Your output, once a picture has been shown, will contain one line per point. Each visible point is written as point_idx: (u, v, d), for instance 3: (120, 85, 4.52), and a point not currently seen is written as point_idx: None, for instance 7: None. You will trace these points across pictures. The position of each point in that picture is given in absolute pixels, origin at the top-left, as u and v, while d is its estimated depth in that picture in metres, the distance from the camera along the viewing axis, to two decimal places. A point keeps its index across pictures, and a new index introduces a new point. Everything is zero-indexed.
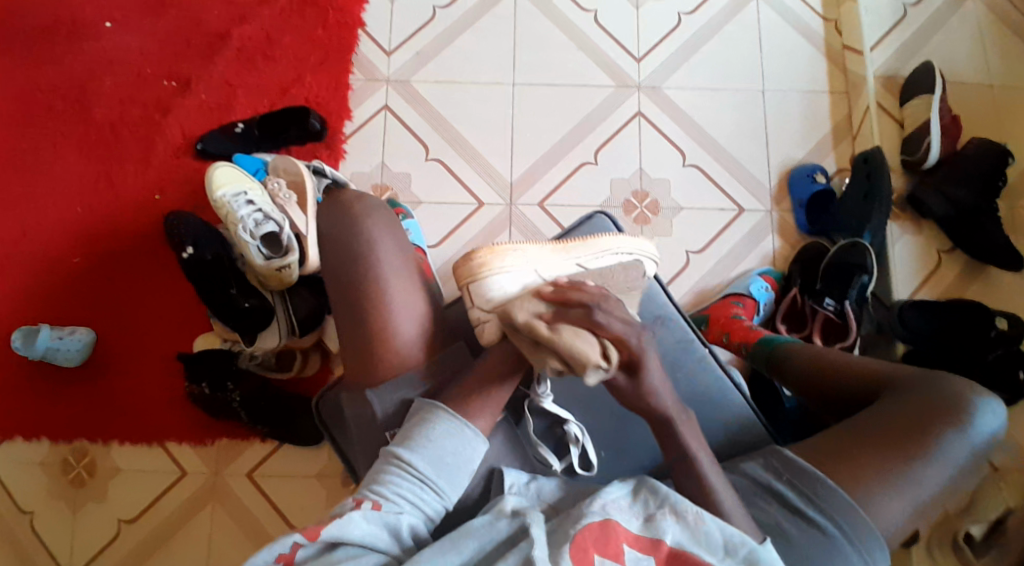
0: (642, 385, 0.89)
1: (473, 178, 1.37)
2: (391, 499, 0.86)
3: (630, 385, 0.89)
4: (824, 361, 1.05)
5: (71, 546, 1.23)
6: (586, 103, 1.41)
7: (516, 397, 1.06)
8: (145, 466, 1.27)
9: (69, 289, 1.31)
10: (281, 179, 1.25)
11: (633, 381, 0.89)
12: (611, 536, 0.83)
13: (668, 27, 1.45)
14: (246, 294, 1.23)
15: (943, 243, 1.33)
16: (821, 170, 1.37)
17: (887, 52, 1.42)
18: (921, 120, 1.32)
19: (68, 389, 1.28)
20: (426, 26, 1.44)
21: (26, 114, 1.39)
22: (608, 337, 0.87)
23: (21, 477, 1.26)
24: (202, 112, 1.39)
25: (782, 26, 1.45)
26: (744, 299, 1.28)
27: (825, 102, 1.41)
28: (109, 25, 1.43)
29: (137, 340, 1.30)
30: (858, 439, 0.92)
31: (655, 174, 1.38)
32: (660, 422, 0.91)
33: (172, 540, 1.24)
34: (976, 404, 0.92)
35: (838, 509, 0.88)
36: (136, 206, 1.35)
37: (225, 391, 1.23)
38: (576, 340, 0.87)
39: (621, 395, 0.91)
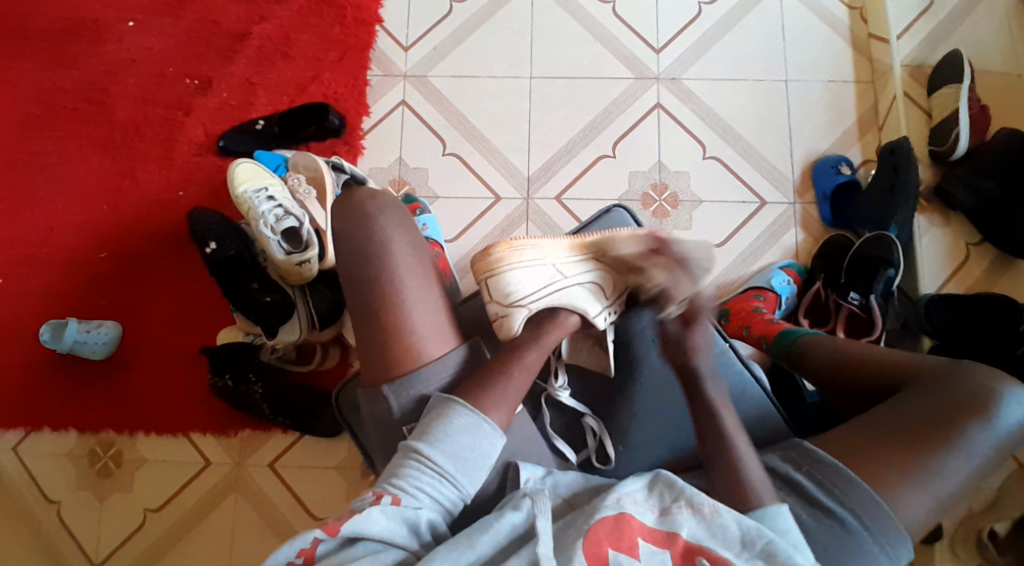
0: (691, 338, 1.00)
1: (489, 172, 1.37)
2: (411, 494, 0.87)
3: (680, 333, 1.01)
4: (845, 352, 1.04)
5: (97, 534, 1.27)
6: (602, 97, 1.40)
7: (535, 392, 1.08)
8: (170, 457, 1.30)
9: (97, 285, 1.35)
10: (302, 175, 1.29)
11: (685, 330, 1.01)
12: (624, 530, 0.83)
13: (686, 18, 1.43)
14: (267, 289, 1.25)
15: (972, 236, 1.30)
16: (845, 162, 1.34)
17: (912, 41, 1.38)
18: (949, 110, 1.28)
19: (96, 382, 1.31)
20: (442, 21, 1.44)
21: (55, 115, 1.42)
22: (686, 282, 1.00)
23: (50, 467, 1.30)
24: (224, 110, 1.41)
25: (804, 15, 1.42)
26: (765, 293, 1.26)
27: (849, 93, 1.38)
28: (133, 27, 1.45)
29: (160, 334, 1.33)
30: (881, 433, 0.90)
31: (673, 167, 1.36)
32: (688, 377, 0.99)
33: (197, 528, 1.26)
34: (1004, 395, 0.89)
35: (860, 504, 0.87)
36: (160, 204, 1.38)
37: (247, 383, 1.27)
38: (662, 275, 1.01)
39: (666, 337, 1.03)
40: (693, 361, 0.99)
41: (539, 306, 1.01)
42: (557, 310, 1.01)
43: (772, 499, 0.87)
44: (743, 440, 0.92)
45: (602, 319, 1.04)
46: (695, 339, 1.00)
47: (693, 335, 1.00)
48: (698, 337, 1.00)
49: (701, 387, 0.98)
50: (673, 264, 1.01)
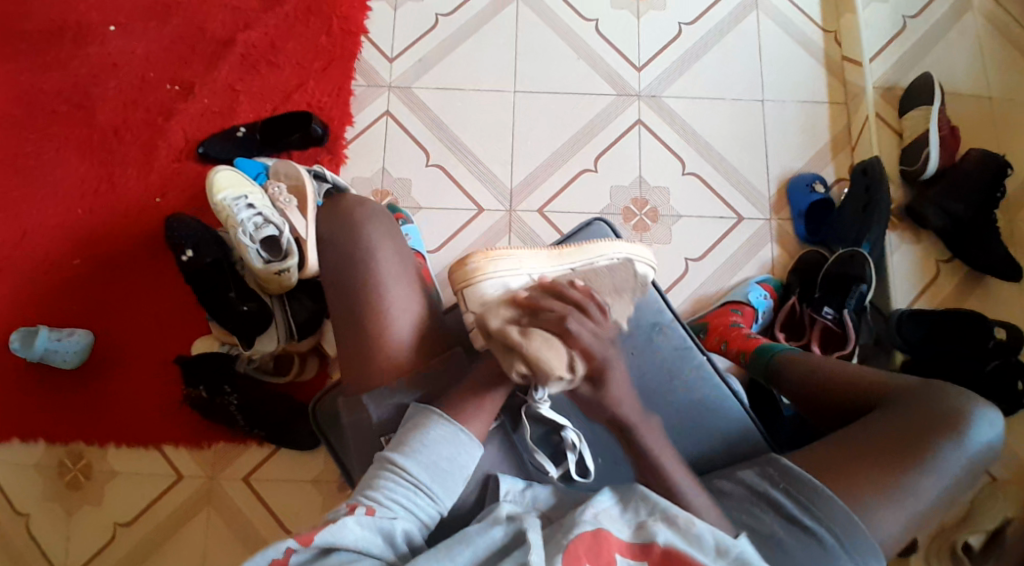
0: (607, 394, 0.90)
1: (472, 183, 1.37)
2: (385, 504, 0.85)
3: (592, 398, 0.91)
4: (820, 370, 1.06)
5: (66, 549, 1.23)
6: (586, 111, 1.41)
7: (513, 404, 1.05)
8: (142, 469, 1.26)
9: (69, 291, 1.32)
10: (282, 184, 1.27)
11: (596, 394, 0.90)
12: (603, 545, 0.82)
13: (668, 36, 1.45)
14: (245, 297, 1.23)
15: (943, 254, 1.33)
16: (819, 179, 1.38)
17: (885, 63, 1.43)
18: (920, 131, 1.33)
19: (64, 391, 1.28)
20: (428, 34, 1.45)
21: (30, 116, 1.39)
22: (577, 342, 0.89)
23: (15, 478, 1.25)
24: (205, 115, 1.39)
25: (782, 36, 1.46)
26: (743, 307, 1.28)
27: (824, 113, 1.42)
28: (114, 30, 1.44)
29: (135, 341, 1.30)
30: (856, 450, 0.91)
31: (654, 181, 1.38)
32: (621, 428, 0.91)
33: (168, 542, 1.23)
34: (974, 414, 0.92)
35: (835, 521, 0.88)
36: (136, 210, 1.35)
37: (223, 394, 1.25)
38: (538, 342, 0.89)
39: (582, 402, 0.92)
40: (619, 414, 0.90)
41: None
42: None
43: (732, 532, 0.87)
44: (690, 484, 0.90)
45: None
46: (611, 402, 0.90)
47: (608, 392, 0.90)
48: (615, 394, 0.90)
49: (635, 437, 0.91)
50: (550, 333, 0.89)
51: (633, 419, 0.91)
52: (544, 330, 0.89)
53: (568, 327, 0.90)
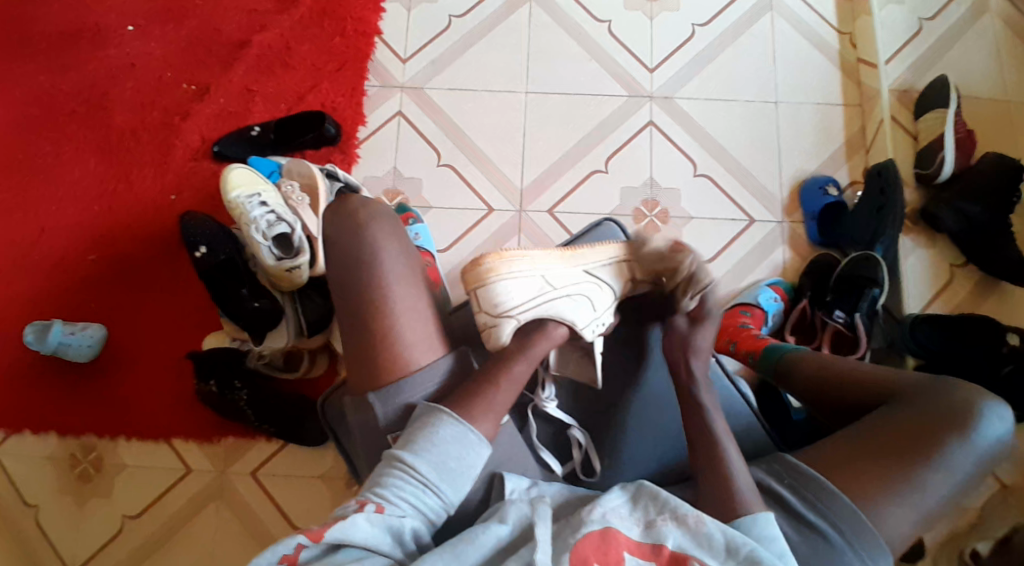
0: (696, 336, 1.01)
1: (483, 183, 1.38)
2: (394, 502, 0.86)
3: (687, 331, 1.02)
4: (829, 368, 1.05)
5: (75, 540, 1.24)
6: (598, 112, 1.41)
7: (521, 403, 1.08)
8: (152, 463, 1.28)
9: (85, 287, 1.34)
10: (295, 182, 1.29)
11: (694, 329, 1.02)
12: (611, 544, 0.82)
13: (681, 38, 1.45)
14: (257, 295, 1.24)
15: (957, 257, 1.32)
16: (833, 182, 1.36)
17: (901, 65, 1.41)
18: (935, 134, 1.31)
19: (79, 385, 1.30)
20: (440, 35, 1.46)
21: (49, 115, 1.42)
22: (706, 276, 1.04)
23: (29, 471, 1.27)
24: (221, 115, 1.41)
25: (796, 39, 1.45)
26: (752, 309, 1.27)
27: (838, 115, 1.41)
28: (133, 31, 1.46)
29: (149, 338, 1.32)
30: (863, 447, 0.91)
31: (665, 183, 1.38)
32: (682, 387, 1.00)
33: (177, 535, 1.24)
34: (984, 411, 0.90)
35: (840, 516, 0.87)
36: (152, 208, 1.37)
37: (233, 390, 1.25)
38: (684, 263, 1.05)
39: (670, 333, 1.03)
40: (696, 362, 1.00)
41: (527, 318, 1.02)
42: (547, 322, 1.02)
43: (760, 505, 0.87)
44: (732, 448, 0.93)
45: (591, 333, 1.03)
46: (701, 339, 1.01)
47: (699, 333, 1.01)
48: (705, 337, 1.02)
49: (695, 394, 0.98)
50: (698, 258, 1.04)
51: (698, 374, 0.99)
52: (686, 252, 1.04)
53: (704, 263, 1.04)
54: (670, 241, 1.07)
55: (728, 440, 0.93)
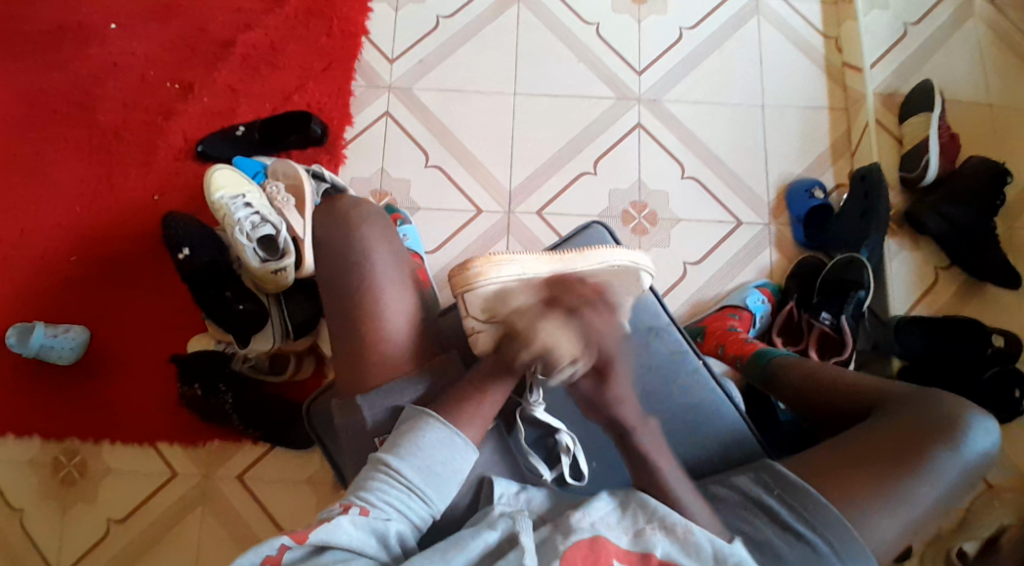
0: (606, 391, 0.96)
1: (471, 185, 1.37)
2: (378, 506, 0.85)
3: (592, 393, 0.97)
4: (817, 376, 1.05)
5: (60, 544, 1.22)
6: (587, 114, 1.41)
7: (508, 407, 1.05)
8: (137, 467, 1.26)
9: (67, 289, 1.31)
10: (280, 184, 1.27)
11: (597, 388, 0.96)
12: (601, 553, 0.82)
13: (669, 41, 1.46)
14: (241, 297, 1.23)
15: (941, 259, 1.33)
16: (818, 186, 1.37)
17: (886, 70, 1.42)
18: (920, 137, 1.33)
19: (60, 388, 1.27)
20: (428, 36, 1.45)
21: (31, 115, 1.39)
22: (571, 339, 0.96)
23: (11, 475, 1.25)
24: (206, 115, 1.39)
25: (783, 42, 1.46)
26: (740, 311, 1.28)
27: (824, 119, 1.42)
28: (116, 29, 1.44)
29: (133, 340, 1.30)
30: (850, 455, 0.91)
31: (653, 185, 1.38)
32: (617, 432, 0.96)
33: (162, 540, 1.23)
34: (970, 421, 0.91)
35: (826, 526, 0.87)
36: (136, 208, 1.35)
37: (218, 393, 1.25)
38: (549, 331, 0.96)
39: (582, 397, 0.98)
40: (619, 414, 0.95)
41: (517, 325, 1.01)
42: None
43: (727, 535, 0.87)
44: (682, 483, 0.92)
45: None
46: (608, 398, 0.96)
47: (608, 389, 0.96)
48: (615, 390, 0.96)
49: (631, 440, 0.95)
50: (564, 315, 0.97)
51: (630, 423, 0.95)
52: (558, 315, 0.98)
53: (576, 317, 0.97)
54: (538, 296, 1.00)
55: (677, 476, 0.92)
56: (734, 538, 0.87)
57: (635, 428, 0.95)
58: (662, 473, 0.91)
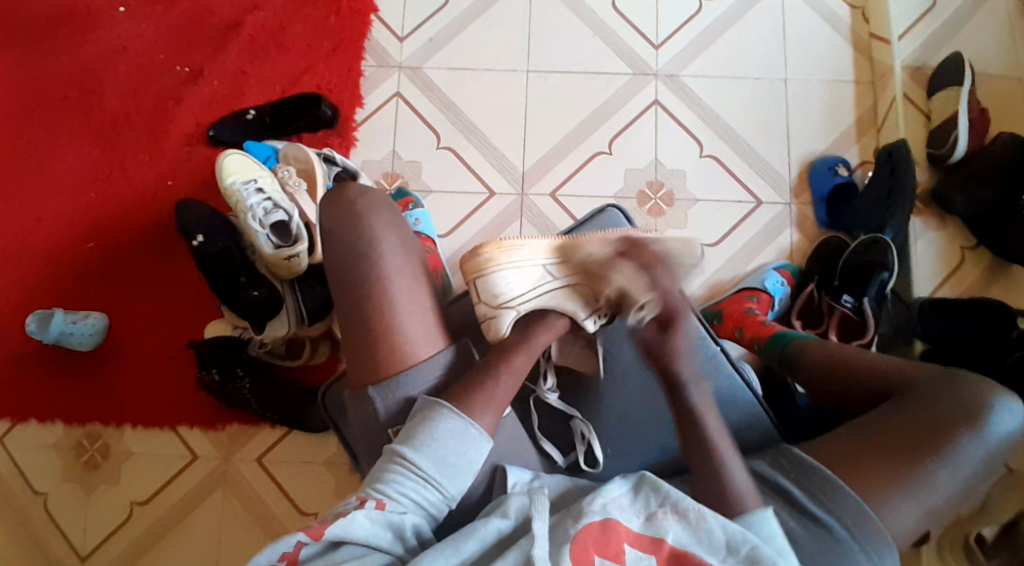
0: (669, 341, 0.93)
1: (484, 167, 1.35)
2: (395, 498, 0.85)
3: (657, 340, 0.94)
4: (838, 356, 1.03)
5: (84, 526, 1.25)
6: (602, 91, 1.38)
7: (523, 395, 1.07)
8: (158, 450, 1.28)
9: (85, 275, 1.33)
10: (292, 168, 1.27)
11: (661, 336, 0.94)
12: (611, 537, 0.82)
13: (687, 14, 1.41)
14: (256, 283, 1.23)
15: (968, 240, 1.29)
16: (842, 163, 1.33)
17: (914, 41, 1.36)
18: (949, 112, 1.28)
19: (82, 372, 1.29)
20: (439, 12, 1.42)
21: (44, 101, 1.39)
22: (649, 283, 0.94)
23: (38, 458, 1.28)
24: (215, 100, 1.38)
25: (806, 13, 1.40)
26: (758, 294, 1.25)
27: (848, 93, 1.37)
28: (124, 12, 1.42)
29: (151, 325, 1.31)
30: (870, 442, 0.89)
31: (670, 164, 1.35)
32: (672, 383, 0.94)
33: (184, 521, 1.25)
34: (995, 405, 0.89)
35: (849, 517, 0.86)
36: (151, 193, 1.35)
37: (236, 379, 1.26)
38: (624, 276, 0.95)
39: (645, 346, 0.96)
40: (676, 364, 0.93)
41: (528, 309, 1.00)
42: (548, 310, 1.00)
43: (757, 504, 0.86)
44: (729, 449, 0.90)
45: (593, 323, 1.02)
46: (673, 346, 0.93)
47: (671, 339, 0.94)
48: (678, 340, 0.94)
49: (684, 392, 0.93)
50: (638, 269, 0.95)
51: (686, 371, 0.93)
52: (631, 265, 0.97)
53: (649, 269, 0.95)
54: (611, 249, 0.99)
55: (721, 435, 0.91)
56: (765, 507, 0.86)
57: (689, 378, 0.93)
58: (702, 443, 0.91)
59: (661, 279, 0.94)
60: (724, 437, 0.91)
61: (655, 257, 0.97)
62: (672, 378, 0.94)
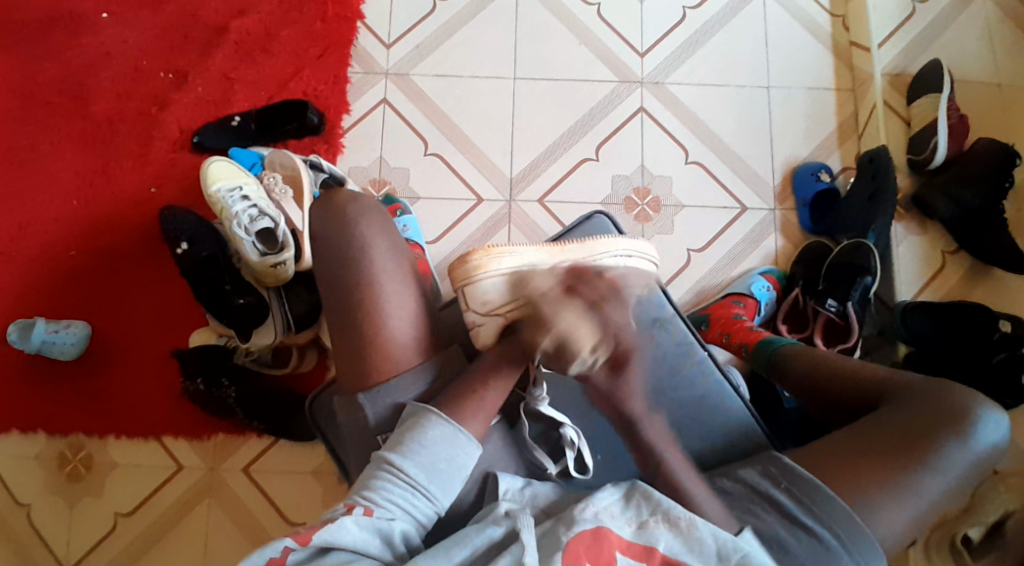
0: (622, 384, 0.96)
1: (472, 173, 1.35)
2: (383, 505, 0.85)
3: (608, 385, 0.96)
4: (826, 366, 1.04)
5: (66, 540, 1.23)
6: (588, 98, 1.39)
7: (511, 402, 1.03)
8: (142, 461, 1.26)
9: (67, 284, 1.31)
10: (278, 174, 1.26)
11: (614, 379, 0.95)
12: (603, 544, 0.82)
13: (672, 21, 1.42)
14: (241, 290, 1.22)
15: (949, 245, 1.31)
16: (825, 169, 1.35)
17: (894, 49, 1.39)
18: (929, 118, 1.30)
19: (64, 382, 1.28)
20: (425, 19, 1.42)
21: (25, 107, 1.37)
22: (603, 327, 0.95)
23: (18, 470, 1.26)
24: (199, 105, 1.37)
25: (788, 21, 1.42)
26: (744, 299, 1.27)
27: (830, 101, 1.39)
28: (108, 18, 1.41)
29: (135, 334, 1.30)
30: (858, 451, 0.90)
31: (656, 171, 1.36)
32: (625, 423, 0.97)
33: (169, 533, 1.23)
34: (979, 415, 0.90)
35: (835, 520, 0.87)
36: (135, 200, 1.34)
37: (221, 388, 1.24)
38: (571, 315, 0.96)
39: (597, 390, 0.97)
40: (626, 408, 0.96)
41: (514, 317, 1.00)
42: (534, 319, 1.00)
43: (734, 526, 0.87)
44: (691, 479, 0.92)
45: None
46: (626, 389, 0.95)
47: (623, 381, 0.96)
48: (630, 386, 0.96)
49: (640, 429, 0.96)
50: (584, 307, 0.96)
51: (638, 412, 0.96)
52: (575, 306, 0.96)
53: (595, 310, 0.96)
54: (560, 283, 1.00)
55: (680, 468, 0.93)
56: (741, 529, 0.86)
57: (642, 417, 0.96)
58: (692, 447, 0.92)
59: (608, 320, 0.96)
60: (685, 467, 0.94)
61: (606, 292, 0.99)
62: (623, 416, 0.97)
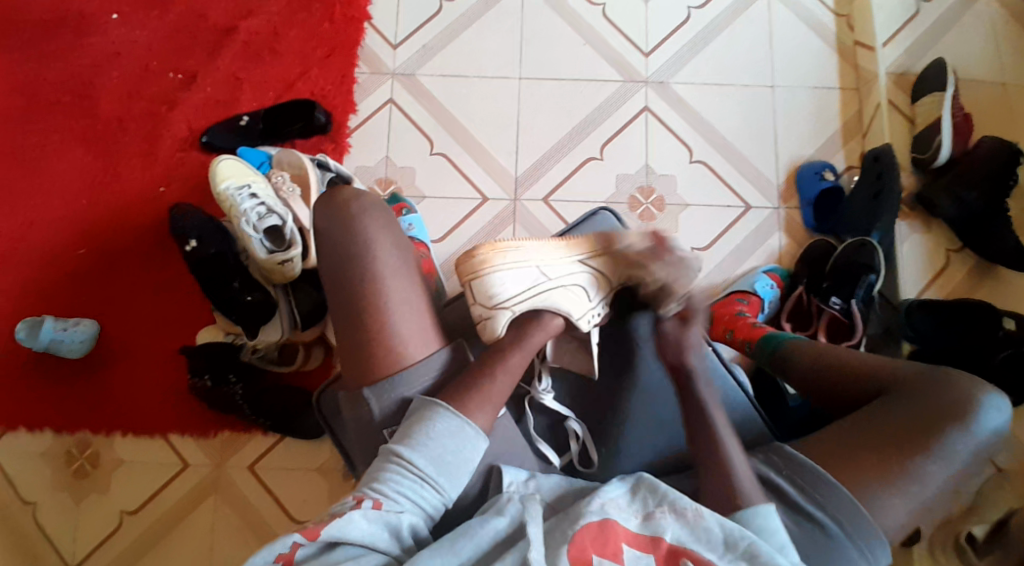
0: (688, 333, 0.98)
1: (477, 172, 1.36)
2: (391, 498, 0.85)
3: (677, 331, 0.98)
4: (830, 357, 1.04)
5: (74, 535, 1.24)
6: (594, 97, 1.39)
7: (518, 396, 1.07)
8: (149, 458, 1.27)
9: (76, 281, 1.32)
10: (285, 173, 1.27)
11: (683, 329, 0.98)
12: (609, 536, 0.82)
13: (676, 21, 1.43)
14: (249, 287, 1.23)
15: (953, 242, 1.31)
16: (829, 168, 1.35)
17: (898, 49, 1.39)
18: (932, 118, 1.31)
19: (71, 380, 1.29)
20: (431, 20, 1.43)
21: (35, 108, 1.39)
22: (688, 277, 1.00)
23: (26, 466, 1.26)
24: (207, 105, 1.38)
25: (793, 20, 1.43)
26: (749, 297, 1.27)
27: (835, 99, 1.39)
28: (117, 19, 1.43)
29: (142, 332, 1.31)
30: (862, 441, 0.90)
31: (660, 170, 1.37)
32: (682, 377, 0.97)
33: (175, 529, 1.24)
34: (983, 402, 0.90)
35: (840, 511, 0.87)
36: (143, 200, 1.35)
37: (228, 384, 1.25)
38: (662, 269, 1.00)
39: (660, 337, 0.99)
40: (688, 360, 0.97)
41: (521, 309, 1.00)
42: (540, 312, 1.00)
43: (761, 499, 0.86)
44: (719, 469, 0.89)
45: (588, 324, 1.02)
46: (693, 337, 0.98)
47: (689, 334, 0.98)
48: (694, 334, 0.98)
49: (695, 387, 0.96)
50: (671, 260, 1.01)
51: (696, 367, 0.97)
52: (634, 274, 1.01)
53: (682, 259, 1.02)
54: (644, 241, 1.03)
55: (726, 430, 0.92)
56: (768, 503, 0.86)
57: (698, 372, 0.97)
58: (699, 443, 0.92)
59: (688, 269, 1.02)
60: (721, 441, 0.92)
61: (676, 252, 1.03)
62: (683, 371, 0.97)
